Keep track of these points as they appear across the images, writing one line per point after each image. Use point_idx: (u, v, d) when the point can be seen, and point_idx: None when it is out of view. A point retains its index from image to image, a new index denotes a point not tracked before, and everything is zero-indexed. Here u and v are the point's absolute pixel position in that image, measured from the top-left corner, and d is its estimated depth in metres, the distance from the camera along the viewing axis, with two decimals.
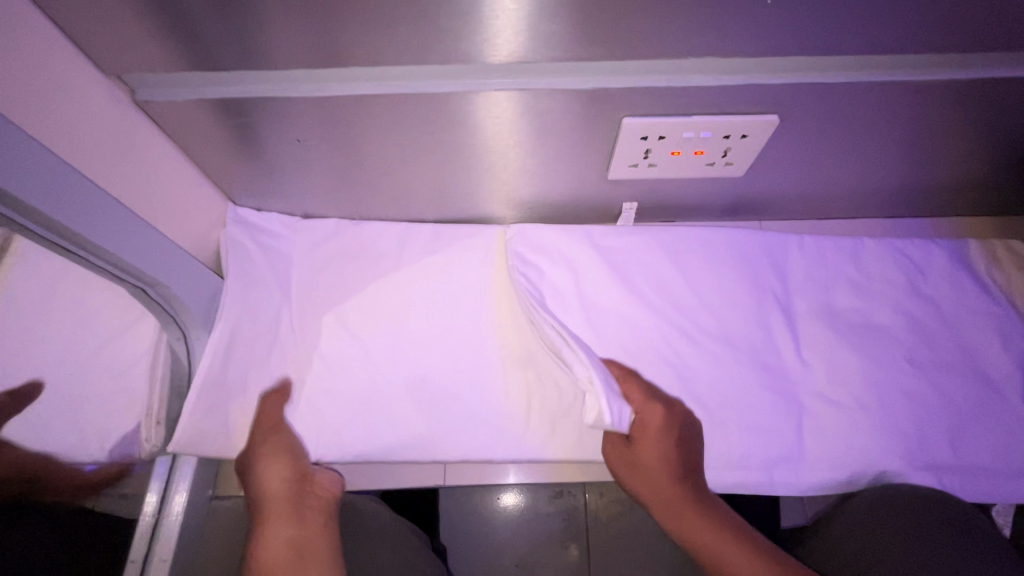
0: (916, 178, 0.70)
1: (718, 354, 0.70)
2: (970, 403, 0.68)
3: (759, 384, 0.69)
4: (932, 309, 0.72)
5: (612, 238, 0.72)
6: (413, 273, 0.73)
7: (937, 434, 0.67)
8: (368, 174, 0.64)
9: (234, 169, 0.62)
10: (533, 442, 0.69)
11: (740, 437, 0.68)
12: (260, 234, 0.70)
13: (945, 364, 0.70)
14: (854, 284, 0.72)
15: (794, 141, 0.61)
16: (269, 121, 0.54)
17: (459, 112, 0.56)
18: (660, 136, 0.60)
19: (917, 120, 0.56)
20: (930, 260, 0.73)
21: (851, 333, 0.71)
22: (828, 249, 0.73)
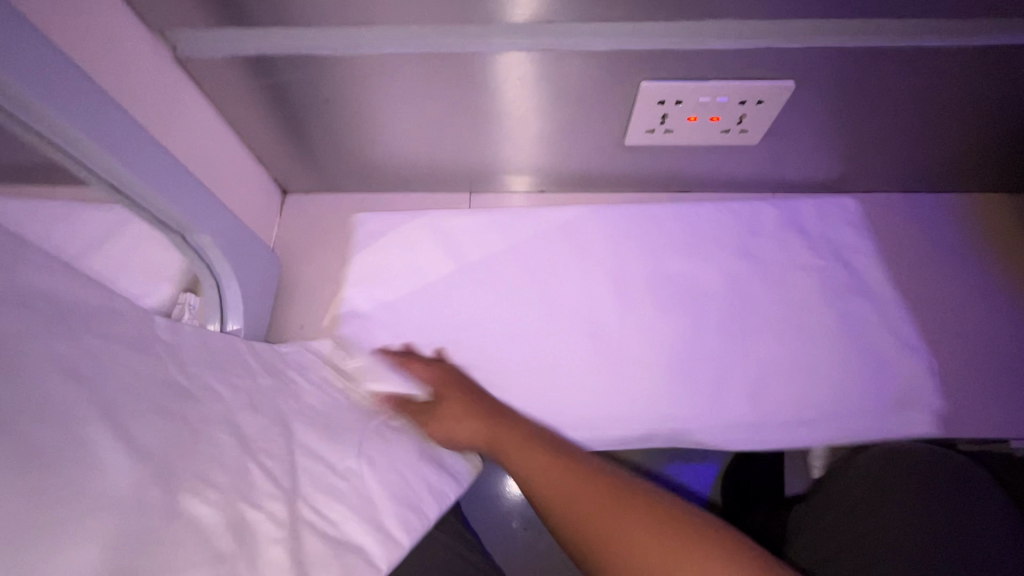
0: (934, 148, 0.69)
1: (574, 311, 0.70)
2: (841, 359, 0.66)
3: (626, 337, 0.68)
4: (761, 268, 0.71)
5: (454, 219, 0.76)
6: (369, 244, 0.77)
7: (780, 388, 0.65)
8: (388, 134, 0.69)
9: (265, 127, 0.68)
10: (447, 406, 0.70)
11: (571, 380, 0.66)
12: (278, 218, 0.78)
13: (780, 319, 0.68)
14: (685, 246, 0.72)
15: (808, 107, 0.61)
16: (296, 78, 0.59)
17: (481, 74, 0.58)
18: (676, 101, 0.60)
19: (932, 84, 0.58)
20: (762, 221, 0.73)
21: (669, 293, 0.70)
22: (707, 221, 0.73)
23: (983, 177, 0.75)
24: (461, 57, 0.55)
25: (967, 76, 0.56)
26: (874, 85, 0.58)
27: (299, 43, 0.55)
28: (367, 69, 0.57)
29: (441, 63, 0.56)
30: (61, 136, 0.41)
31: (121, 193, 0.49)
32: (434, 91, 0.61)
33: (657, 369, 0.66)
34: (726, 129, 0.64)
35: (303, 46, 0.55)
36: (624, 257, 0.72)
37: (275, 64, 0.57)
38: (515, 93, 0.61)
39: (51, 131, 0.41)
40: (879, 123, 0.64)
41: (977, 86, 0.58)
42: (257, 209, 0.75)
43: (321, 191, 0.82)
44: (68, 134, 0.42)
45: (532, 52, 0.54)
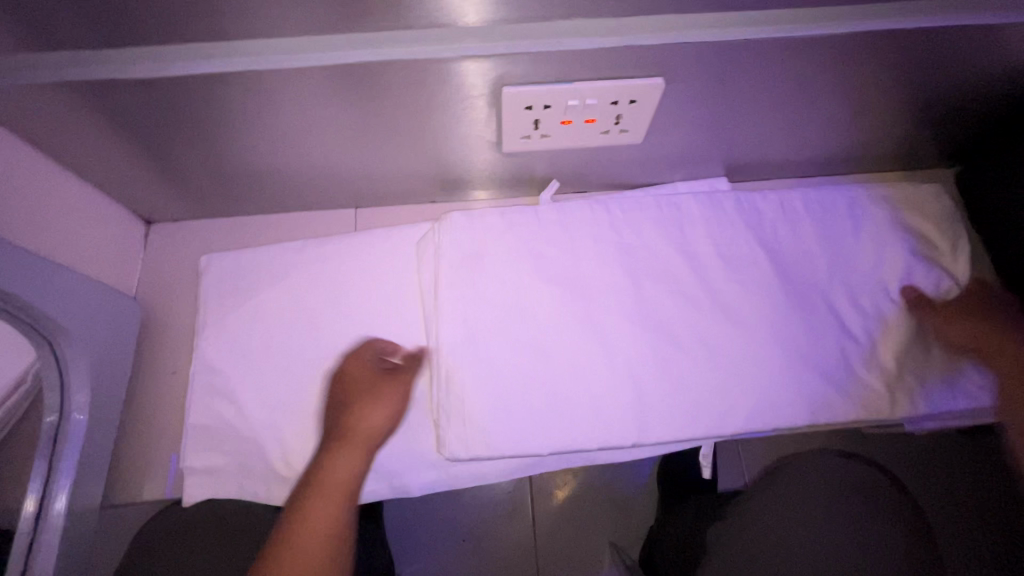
0: (823, 134, 0.68)
1: (643, 298, 0.64)
2: (726, 348, 0.62)
3: (665, 305, 0.64)
4: (680, 244, 0.66)
5: (244, 264, 0.69)
6: (325, 295, 0.67)
7: (679, 329, 0.63)
8: (248, 151, 0.62)
9: (103, 156, 0.60)
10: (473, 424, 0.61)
11: (596, 373, 0.61)
12: (242, 287, 0.67)
13: (668, 277, 0.65)
14: (710, 234, 0.66)
15: (684, 103, 0.58)
16: (115, 102, 0.51)
17: (327, 87, 0.52)
18: (545, 105, 0.55)
19: (819, 79, 0.56)
20: (685, 208, 0.67)
21: (643, 263, 0.65)
22: (721, 211, 0.67)
23: (884, 156, 0.74)
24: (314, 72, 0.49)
25: (860, 73, 0.55)
26: (760, 81, 0.55)
27: (125, 65, 0.48)
28: (212, 87, 0.50)
29: (299, 78, 0.50)
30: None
31: None
32: (288, 101, 0.54)
33: (620, 304, 0.64)
34: (606, 130, 0.60)
35: (129, 71, 0.47)
36: (699, 234, 0.66)
37: (96, 87, 0.49)
38: (381, 103, 0.55)
39: None
40: (774, 113, 0.61)
41: (895, 67, 0.54)
42: (110, 246, 0.67)
43: (190, 219, 0.75)
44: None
45: (393, 64, 0.49)
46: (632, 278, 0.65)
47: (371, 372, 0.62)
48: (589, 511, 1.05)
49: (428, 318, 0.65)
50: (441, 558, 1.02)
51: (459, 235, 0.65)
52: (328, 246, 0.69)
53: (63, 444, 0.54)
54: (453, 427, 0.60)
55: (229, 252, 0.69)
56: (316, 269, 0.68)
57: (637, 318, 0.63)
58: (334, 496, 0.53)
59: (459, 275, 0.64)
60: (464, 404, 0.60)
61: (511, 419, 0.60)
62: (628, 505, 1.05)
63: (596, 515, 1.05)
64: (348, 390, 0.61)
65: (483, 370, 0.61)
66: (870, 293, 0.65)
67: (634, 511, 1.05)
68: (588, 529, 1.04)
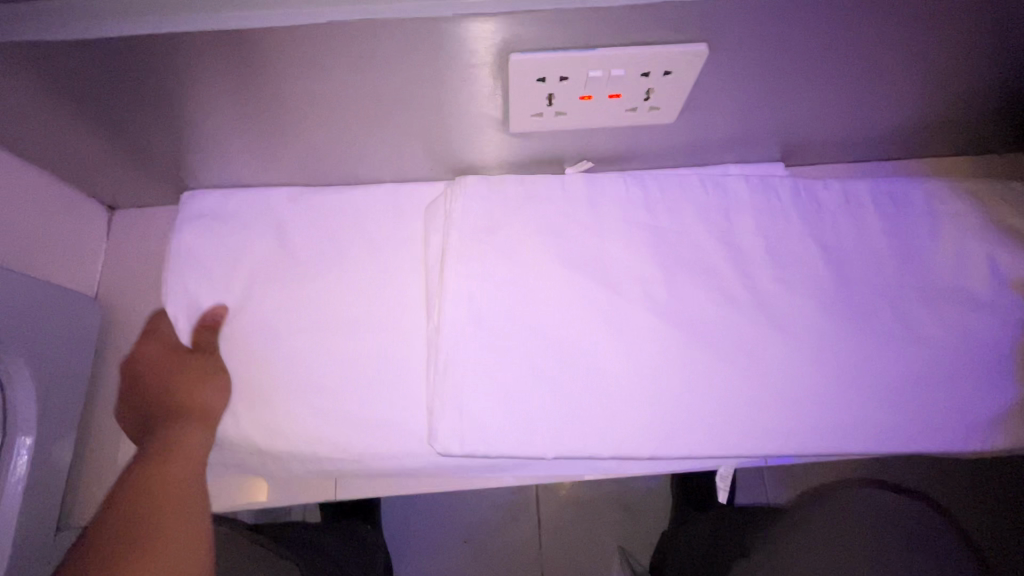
0: (883, 114, 0.58)
1: (674, 278, 0.57)
2: (760, 336, 0.56)
3: (698, 288, 0.57)
4: (719, 219, 0.60)
5: (233, 240, 0.63)
6: (315, 290, 0.61)
7: (710, 313, 0.56)
8: (218, 134, 0.54)
9: (48, 138, 0.52)
10: (474, 417, 0.53)
11: (615, 359, 0.55)
12: (222, 282, 0.61)
13: (700, 258, 0.58)
14: (757, 209, 0.60)
15: (726, 77, 0.49)
16: (47, 69, 0.43)
17: (302, 54, 0.44)
18: (561, 78, 0.46)
19: (891, 46, 0.47)
20: (731, 185, 0.61)
21: (675, 237, 0.59)
22: (770, 191, 0.61)
23: (946, 139, 0.65)
24: (286, 31, 0.41)
25: (939, 36, 0.46)
26: (818, 48, 0.46)
27: (58, 24, 0.40)
28: (163, 50, 0.42)
29: (268, 40, 0.42)
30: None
31: None
32: (259, 72, 0.46)
33: (650, 283, 0.57)
34: (632, 108, 0.50)
35: (63, 29, 0.40)
36: (742, 214, 0.60)
37: (24, 52, 0.41)
38: (370, 74, 0.46)
39: None
40: (829, 87, 0.52)
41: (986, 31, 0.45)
42: (64, 236, 0.60)
43: (162, 205, 0.67)
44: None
45: (378, 22, 0.40)
46: (664, 252, 0.58)
47: (185, 358, 0.58)
48: (598, 514, 0.99)
49: (430, 297, 0.58)
50: (442, 561, 0.98)
51: (473, 203, 0.58)
52: (327, 225, 0.63)
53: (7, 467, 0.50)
54: (449, 416, 0.53)
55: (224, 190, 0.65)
56: (312, 248, 0.62)
57: (668, 299, 0.57)
58: (189, 469, 0.50)
59: (468, 247, 0.56)
60: (466, 391, 0.53)
61: (515, 409, 0.54)
62: (639, 508, 1.00)
63: (605, 519, 0.99)
64: (163, 372, 0.57)
65: (490, 358, 0.54)
66: (931, 295, 0.58)
67: (645, 515, 0.99)
68: (596, 533, 0.98)
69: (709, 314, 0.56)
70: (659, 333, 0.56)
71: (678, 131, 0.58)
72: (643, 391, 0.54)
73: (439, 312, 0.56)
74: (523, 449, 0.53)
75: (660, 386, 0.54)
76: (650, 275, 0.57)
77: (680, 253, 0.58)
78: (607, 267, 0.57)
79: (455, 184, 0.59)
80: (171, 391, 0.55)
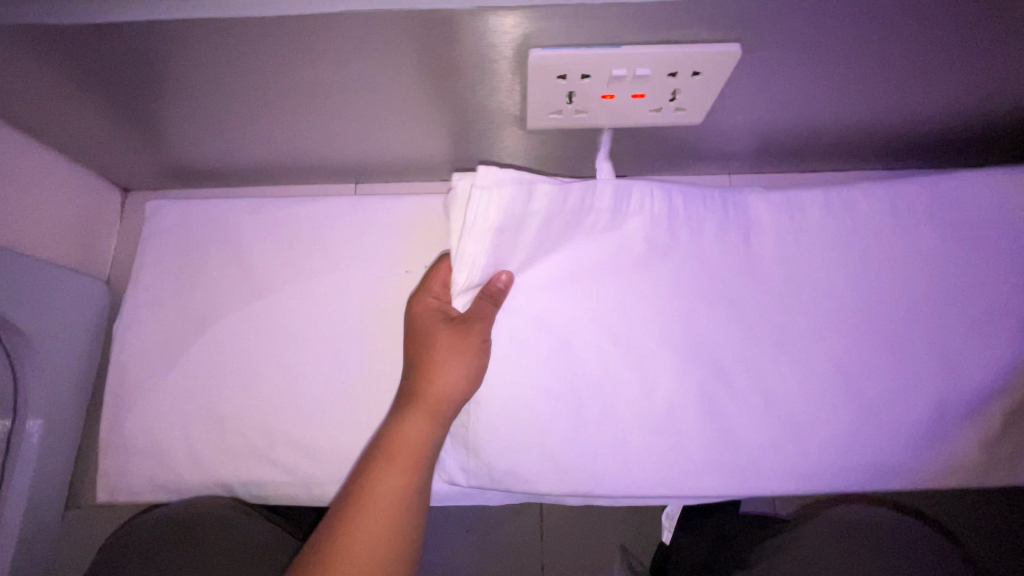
0: (924, 122, 0.55)
1: (690, 304, 0.56)
2: (778, 373, 0.54)
3: (716, 317, 0.55)
4: (743, 249, 0.57)
5: (243, 237, 0.62)
6: (325, 285, 0.60)
7: (725, 347, 0.55)
8: (228, 118, 0.53)
9: (61, 121, 0.52)
10: (482, 442, 0.54)
11: (627, 385, 0.55)
12: (231, 268, 0.61)
13: (723, 290, 0.56)
14: (782, 235, 0.57)
15: (759, 76, 0.46)
16: (58, 52, 0.42)
17: (314, 45, 0.42)
18: (582, 75, 0.43)
19: (942, 48, 0.43)
20: (757, 211, 0.58)
21: (698, 268, 0.56)
22: (805, 212, 0.58)
23: (989, 148, 0.61)
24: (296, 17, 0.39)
25: (996, 38, 0.42)
26: (860, 46, 0.42)
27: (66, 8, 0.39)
28: (169, 34, 0.41)
29: (279, 28, 0.40)
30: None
31: None
32: (269, 62, 0.44)
33: (666, 307, 0.56)
34: (656, 108, 0.48)
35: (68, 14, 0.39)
36: (766, 243, 0.57)
37: (30, 32, 0.40)
38: (384, 66, 0.45)
39: None
40: (867, 89, 0.49)
41: None
42: (77, 218, 0.60)
43: (169, 187, 0.67)
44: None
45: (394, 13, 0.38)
46: (681, 281, 0.56)
47: (144, 358, 0.59)
48: (601, 513, 0.99)
49: None
50: (440, 551, 0.98)
51: (475, 228, 0.56)
52: (336, 226, 0.62)
53: (18, 446, 0.50)
54: (457, 451, 0.55)
55: (228, 199, 0.64)
56: (318, 266, 0.61)
57: (681, 329, 0.55)
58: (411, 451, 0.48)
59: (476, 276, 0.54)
60: (472, 436, 0.54)
61: (521, 447, 0.54)
62: (639, 509, 0.99)
63: (603, 518, 0.99)
64: (119, 376, 0.58)
65: (496, 394, 0.54)
66: (966, 324, 0.55)
67: (649, 517, 0.99)
68: (598, 534, 0.98)
69: (722, 345, 0.55)
70: (673, 363, 0.55)
71: (702, 132, 0.55)
72: (654, 422, 0.54)
73: None
74: (529, 474, 0.54)
75: (670, 419, 0.54)
76: (664, 301, 0.56)
77: (697, 280, 0.56)
78: (620, 282, 0.56)
79: (457, 206, 0.56)
80: (127, 393, 0.58)
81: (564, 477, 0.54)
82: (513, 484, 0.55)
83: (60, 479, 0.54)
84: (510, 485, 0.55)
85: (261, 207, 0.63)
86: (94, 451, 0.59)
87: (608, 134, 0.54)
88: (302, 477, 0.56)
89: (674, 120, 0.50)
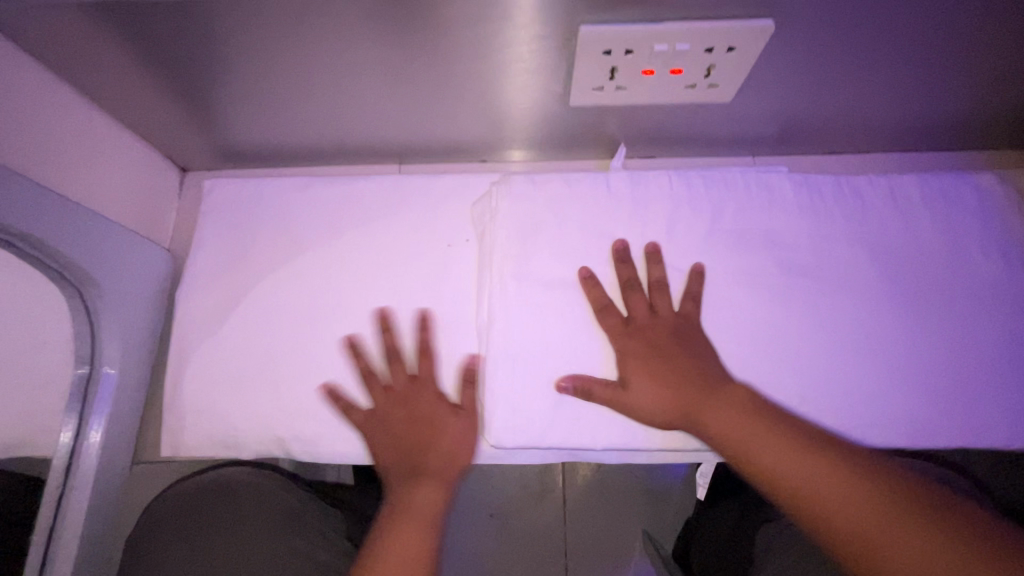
0: (940, 104, 0.58)
1: (718, 271, 0.60)
2: (801, 334, 0.58)
3: (743, 285, 0.59)
4: (763, 222, 0.62)
5: (296, 211, 0.66)
6: (372, 256, 0.64)
7: (751, 311, 0.59)
8: (290, 99, 0.57)
9: (139, 98, 0.56)
10: (524, 400, 0.57)
11: None
12: (284, 241, 0.65)
13: (750, 265, 0.60)
14: (801, 208, 0.62)
15: (791, 54, 0.49)
16: (149, 31, 0.46)
17: (383, 26, 0.46)
18: (627, 51, 0.47)
19: (962, 28, 0.46)
20: (774, 186, 0.63)
21: (723, 240, 0.61)
22: (821, 188, 0.63)
23: (999, 132, 0.64)
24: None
25: (1010, 20, 0.45)
26: (884, 23, 0.46)
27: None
28: (253, 13, 0.44)
29: (354, 7, 0.44)
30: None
31: None
32: (338, 41, 0.48)
33: (696, 272, 0.60)
34: (692, 84, 0.52)
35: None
36: (788, 217, 0.62)
37: (125, 12, 0.44)
38: (443, 46, 0.49)
39: None
40: (889, 70, 0.52)
41: None
42: (141, 193, 0.64)
43: (223, 167, 0.71)
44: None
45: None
46: (709, 250, 0.61)
47: (202, 323, 0.62)
48: (622, 496, 1.01)
49: (481, 287, 0.62)
50: (465, 535, 1.00)
51: (515, 204, 0.61)
52: (382, 202, 0.66)
53: (95, 393, 0.53)
54: (500, 411, 0.57)
55: (281, 177, 0.68)
56: (365, 239, 0.65)
57: (710, 294, 0.59)
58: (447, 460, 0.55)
59: (515, 246, 0.60)
60: (515, 393, 0.57)
61: (564, 400, 0.57)
62: (661, 495, 1.01)
63: (628, 505, 1.00)
64: (178, 339, 0.62)
65: (540, 351, 0.58)
66: (974, 292, 0.59)
67: (670, 502, 1.00)
68: (620, 519, 1.00)
69: (748, 310, 0.59)
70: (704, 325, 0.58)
71: (731, 111, 0.58)
72: None
73: (488, 309, 0.60)
74: (570, 429, 0.57)
75: None
76: (692, 270, 0.60)
77: (724, 248, 0.61)
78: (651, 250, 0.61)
79: (499, 184, 0.63)
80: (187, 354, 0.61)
81: (603, 434, 0.57)
82: (555, 442, 0.57)
83: (124, 435, 0.57)
84: (553, 442, 0.57)
85: (312, 185, 0.67)
86: (153, 411, 0.62)
87: (643, 113, 0.58)
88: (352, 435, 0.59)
89: (707, 97, 0.54)
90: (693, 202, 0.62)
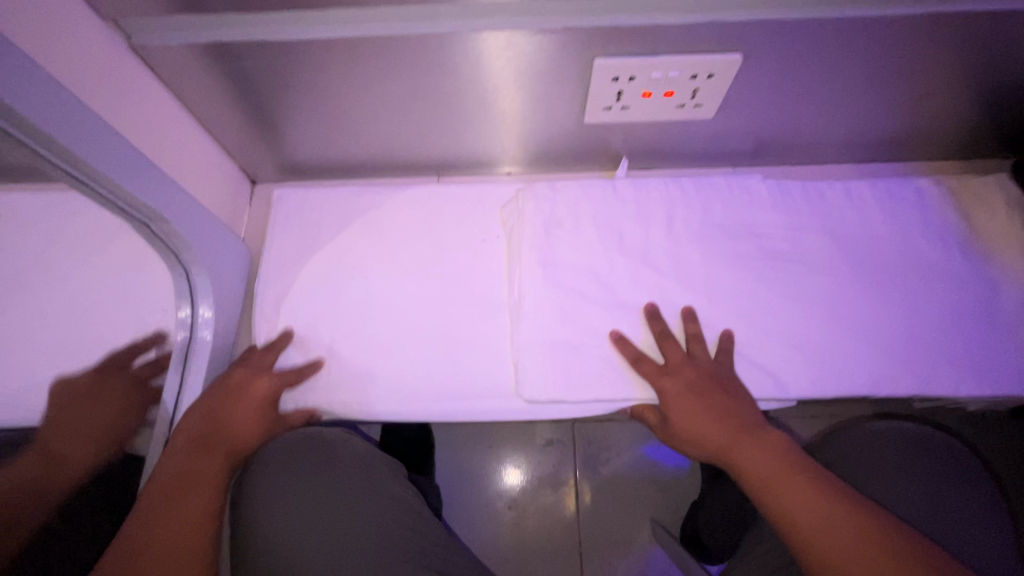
0: (883, 121, 0.72)
1: (709, 257, 0.72)
2: (779, 307, 0.70)
3: (731, 269, 0.71)
4: (745, 220, 0.74)
5: (352, 214, 0.77)
6: (417, 251, 0.75)
7: (738, 289, 0.70)
8: (354, 119, 0.69)
9: (232, 118, 0.68)
10: (551, 364, 0.68)
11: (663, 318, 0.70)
12: (342, 239, 0.76)
13: (735, 251, 0.72)
14: (775, 206, 0.75)
15: (759, 80, 0.63)
16: (257, 62, 0.58)
17: (443, 57, 0.58)
18: (631, 77, 0.61)
19: (889, 60, 0.60)
20: (752, 189, 0.76)
21: (713, 233, 0.73)
22: (792, 191, 0.76)
23: (935, 144, 0.78)
24: (422, 36, 0.55)
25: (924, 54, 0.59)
26: (829, 56, 0.59)
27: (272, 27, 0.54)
28: (342, 48, 0.56)
29: (422, 43, 0.56)
30: (16, 125, 0.39)
31: (79, 185, 0.48)
32: (405, 70, 0.60)
33: (692, 258, 0.72)
34: (681, 104, 0.65)
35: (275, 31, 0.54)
36: (765, 213, 0.74)
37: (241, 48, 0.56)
38: (487, 74, 0.61)
39: (34, 139, 0.41)
40: (836, 93, 0.66)
41: (963, 51, 0.58)
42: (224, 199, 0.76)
43: (287, 180, 0.83)
44: (23, 122, 0.39)
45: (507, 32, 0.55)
46: (702, 240, 0.73)
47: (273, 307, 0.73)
48: (632, 488, 1.07)
49: (511, 274, 0.73)
50: (485, 529, 1.05)
51: (539, 203, 0.73)
52: (425, 206, 0.78)
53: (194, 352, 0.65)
54: (531, 375, 0.67)
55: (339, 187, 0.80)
56: (411, 238, 0.76)
57: (704, 276, 0.71)
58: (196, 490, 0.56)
59: (539, 239, 0.72)
60: (545, 357, 0.68)
61: (586, 362, 0.68)
62: (669, 486, 1.08)
63: (636, 497, 1.07)
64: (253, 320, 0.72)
65: (565, 324, 0.69)
66: (922, 272, 0.71)
67: (678, 491, 1.07)
68: (631, 508, 1.06)
69: (735, 289, 0.71)
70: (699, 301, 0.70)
71: (715, 128, 0.72)
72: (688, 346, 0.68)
73: (518, 291, 0.71)
74: (592, 386, 0.68)
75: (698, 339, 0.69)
76: (688, 257, 0.72)
77: (715, 239, 0.73)
78: (653, 242, 0.73)
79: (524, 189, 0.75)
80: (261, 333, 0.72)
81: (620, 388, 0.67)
82: (580, 397, 0.68)
83: None
84: (579, 397, 0.68)
85: (366, 193, 0.78)
86: None
87: (643, 129, 0.72)
88: (405, 397, 0.69)
89: (695, 115, 0.68)
90: (686, 203, 0.75)
